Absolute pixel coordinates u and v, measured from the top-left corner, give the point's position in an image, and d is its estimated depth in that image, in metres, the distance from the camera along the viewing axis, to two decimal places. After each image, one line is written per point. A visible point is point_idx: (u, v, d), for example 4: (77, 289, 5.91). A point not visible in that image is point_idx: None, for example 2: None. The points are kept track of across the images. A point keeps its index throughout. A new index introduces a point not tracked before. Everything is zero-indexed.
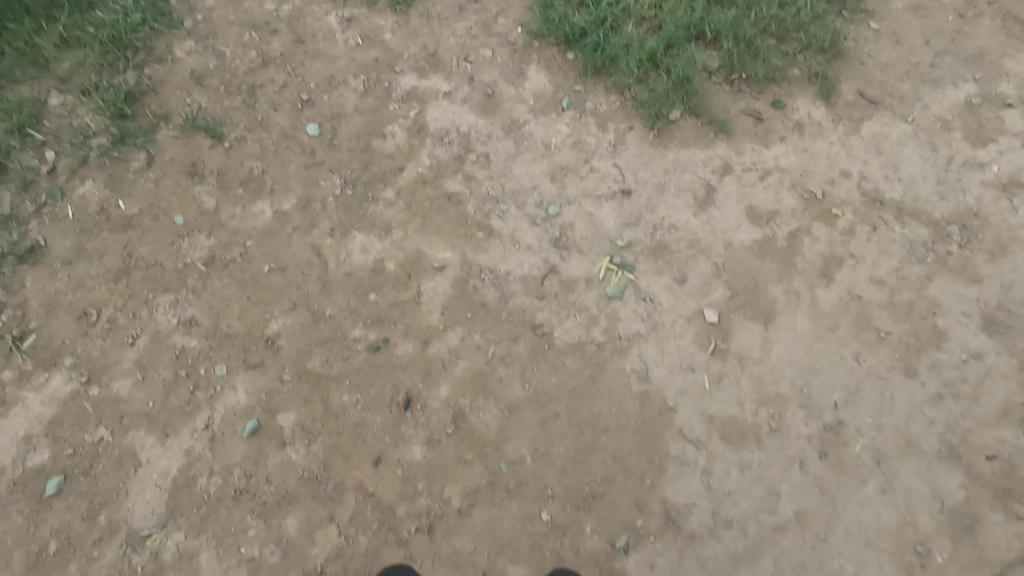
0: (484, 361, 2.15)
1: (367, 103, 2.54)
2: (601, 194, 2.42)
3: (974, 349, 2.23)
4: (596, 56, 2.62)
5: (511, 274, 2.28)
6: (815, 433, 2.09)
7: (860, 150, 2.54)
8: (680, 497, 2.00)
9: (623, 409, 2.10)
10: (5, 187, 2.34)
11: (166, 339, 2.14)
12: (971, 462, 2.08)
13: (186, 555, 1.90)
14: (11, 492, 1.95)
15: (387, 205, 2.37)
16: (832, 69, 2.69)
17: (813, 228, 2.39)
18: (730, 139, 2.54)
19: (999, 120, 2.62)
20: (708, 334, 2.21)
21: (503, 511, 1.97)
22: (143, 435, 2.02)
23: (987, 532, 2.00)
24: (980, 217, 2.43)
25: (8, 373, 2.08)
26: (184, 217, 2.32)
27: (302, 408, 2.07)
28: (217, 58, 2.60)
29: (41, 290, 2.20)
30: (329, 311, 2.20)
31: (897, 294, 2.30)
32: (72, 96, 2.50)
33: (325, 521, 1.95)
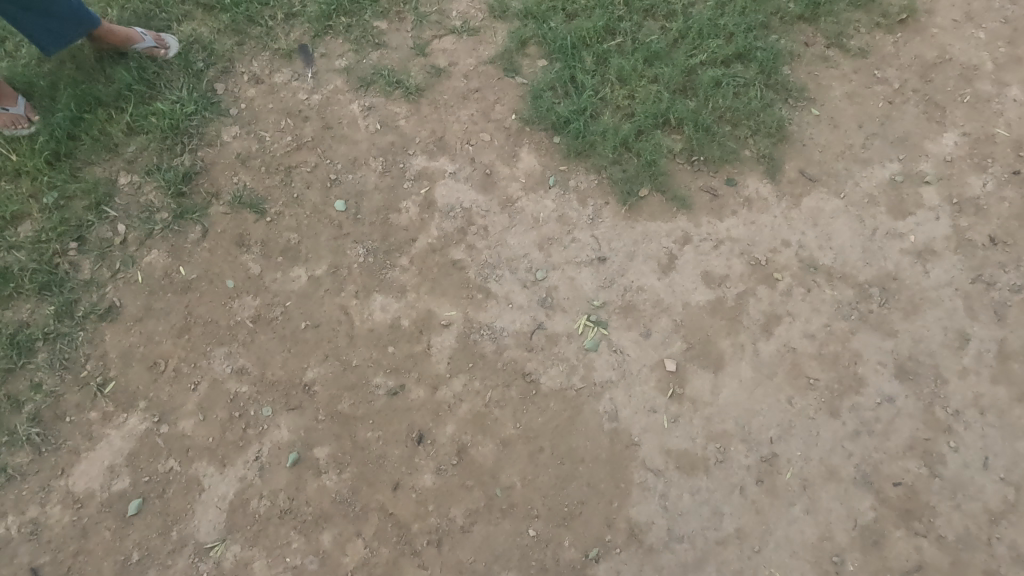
0: (482, 404, 2.62)
1: (385, 181, 3.02)
2: (581, 261, 2.90)
3: (887, 394, 2.70)
4: (578, 141, 3.11)
5: (505, 330, 2.75)
6: (754, 464, 2.56)
7: (799, 222, 3.02)
8: (642, 516, 2.47)
9: (596, 444, 2.57)
10: (85, 255, 2.81)
11: (221, 385, 2.61)
12: (880, 487, 2.55)
13: (243, 563, 2.36)
14: (100, 512, 2.41)
15: (403, 271, 2.84)
16: (778, 150, 3.18)
17: (757, 290, 2.87)
18: (690, 213, 3.02)
19: (918, 195, 3.10)
20: (667, 380, 2.68)
21: (498, 527, 2.43)
22: (205, 465, 2.48)
23: (890, 545, 2.46)
24: (898, 280, 2.91)
25: (94, 414, 2.54)
26: (234, 281, 2.79)
27: (334, 442, 2.54)
28: (258, 142, 3.09)
29: (118, 344, 2.66)
30: (355, 361, 2.67)
31: (825, 346, 2.77)
32: (138, 176, 2.97)
33: (354, 535, 2.41)
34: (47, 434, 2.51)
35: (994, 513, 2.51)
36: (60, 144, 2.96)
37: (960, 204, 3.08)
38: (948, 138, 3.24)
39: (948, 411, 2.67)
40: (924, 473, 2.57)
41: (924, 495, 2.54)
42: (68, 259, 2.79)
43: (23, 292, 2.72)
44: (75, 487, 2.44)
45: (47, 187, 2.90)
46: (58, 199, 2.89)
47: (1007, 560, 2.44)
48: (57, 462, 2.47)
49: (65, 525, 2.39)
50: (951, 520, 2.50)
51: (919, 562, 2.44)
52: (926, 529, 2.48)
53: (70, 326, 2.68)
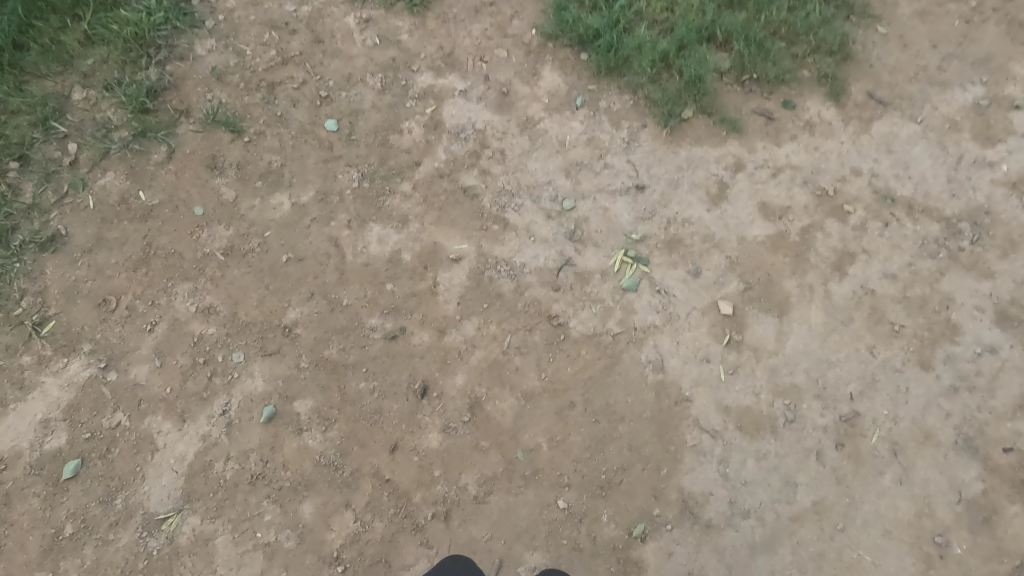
0: (500, 351, 2.16)
1: (385, 100, 2.58)
2: (615, 189, 2.45)
3: (988, 343, 2.23)
4: (610, 57, 2.66)
5: (526, 266, 2.29)
6: (831, 424, 2.09)
7: (870, 149, 2.57)
8: (696, 485, 2.00)
9: (639, 399, 2.10)
10: (28, 178, 2.37)
11: (184, 326, 2.16)
12: (988, 454, 2.08)
13: (202, 540, 1.89)
14: (28, 475, 1.95)
15: (404, 198, 2.39)
16: (842, 70, 2.74)
17: (825, 224, 2.42)
18: (742, 138, 2.57)
19: (1008, 121, 2.65)
20: (723, 325, 2.22)
21: (520, 499, 1.97)
22: (160, 421, 2.03)
23: (1005, 524, 1.99)
24: (991, 214, 2.46)
25: (27, 359, 2.09)
26: (204, 208, 2.35)
27: (319, 395, 2.08)
28: (237, 56, 2.65)
29: (61, 278, 2.22)
30: (346, 300, 2.21)
31: (910, 288, 2.31)
32: (95, 91, 2.54)
33: (341, 507, 1.94)
34: None
35: None
36: (4, 53, 2.53)
37: None
38: None
39: None
40: None
41: None
42: (6, 182, 2.35)
43: None
44: (1, 445, 1.98)
45: None
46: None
47: None
48: None
49: None
50: None
51: None
52: None
53: (4, 257, 2.23)
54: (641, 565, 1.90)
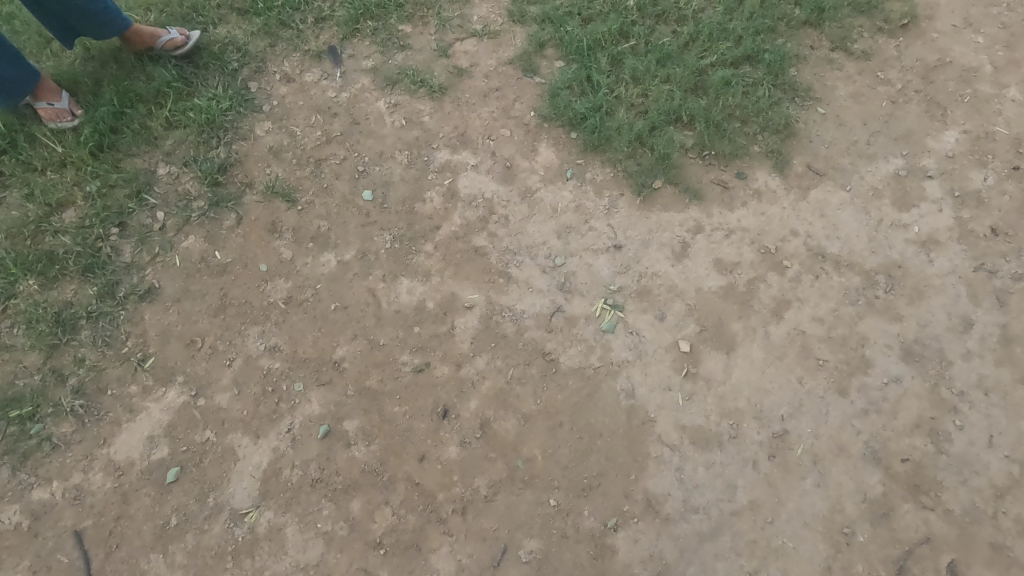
0: (504, 381, 2.73)
1: (410, 173, 3.17)
2: (598, 248, 3.03)
3: (894, 374, 2.80)
4: (594, 136, 3.25)
5: (525, 312, 2.87)
6: (766, 440, 2.66)
7: (807, 213, 3.15)
8: (658, 487, 2.56)
9: (614, 419, 2.67)
10: (126, 240, 2.96)
11: (255, 361, 2.73)
12: (889, 463, 2.64)
13: (276, 528, 2.46)
14: (140, 479, 2.52)
15: (427, 256, 2.97)
16: (786, 146, 3.32)
17: (767, 277, 2.99)
18: (702, 203, 3.15)
19: (922, 189, 3.23)
20: (682, 360, 2.79)
21: (520, 497, 2.53)
22: (240, 436, 2.60)
23: (898, 518, 2.55)
24: (903, 268, 3.03)
25: (134, 387, 2.67)
26: (267, 265, 2.93)
27: (362, 416, 2.65)
28: (290, 136, 3.24)
29: (157, 322, 2.80)
30: (383, 340, 2.79)
31: (834, 330, 2.88)
32: (176, 167, 3.13)
33: (382, 503, 2.51)
34: (90, 406, 2.63)
35: (1000, 488, 2.59)
36: (103, 137, 3.12)
37: (962, 197, 3.20)
38: (950, 135, 3.37)
39: (953, 391, 2.77)
40: (931, 450, 2.66)
41: (930, 471, 2.63)
42: (110, 243, 2.94)
43: (67, 273, 2.86)
44: (117, 455, 2.55)
45: (91, 177, 3.05)
46: (100, 187, 3.04)
47: (1013, 533, 2.51)
48: (100, 432, 2.59)
49: (107, 491, 2.50)
50: (957, 495, 2.58)
51: (927, 534, 2.52)
52: (934, 503, 2.57)
53: (112, 306, 2.81)
54: (614, 549, 2.46)
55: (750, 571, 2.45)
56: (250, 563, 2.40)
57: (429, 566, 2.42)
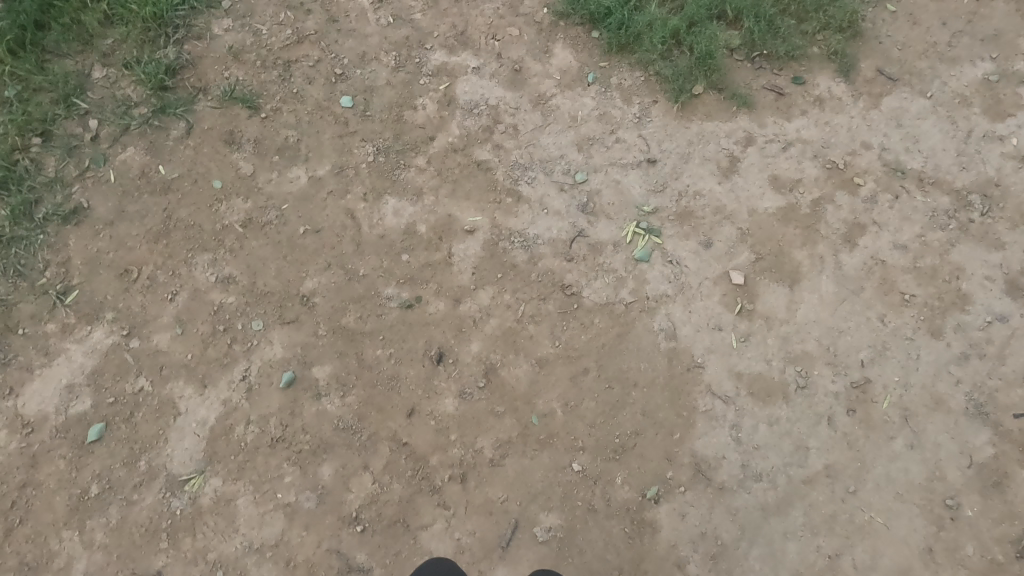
0: (514, 319, 2.19)
1: (398, 77, 2.62)
2: (627, 163, 2.48)
3: (999, 312, 2.25)
4: (621, 34, 2.69)
5: (540, 238, 2.32)
6: (843, 391, 2.12)
7: (880, 124, 2.59)
8: (709, 449, 2.02)
9: (651, 365, 2.13)
10: (50, 152, 2.42)
11: (204, 296, 2.20)
12: (999, 420, 2.09)
13: (224, 500, 1.93)
14: (54, 438, 1.99)
15: (419, 172, 2.43)
16: (852, 47, 2.76)
17: (835, 197, 2.44)
18: (752, 112, 2.60)
19: (1018, 96, 2.67)
20: (734, 295, 2.25)
21: (535, 462, 2.00)
22: (182, 386, 2.06)
23: (1015, 488, 2.01)
24: (1001, 187, 2.47)
25: (52, 326, 2.14)
26: (222, 182, 2.39)
27: (337, 361, 2.11)
28: (254, 35, 2.69)
29: (84, 249, 2.26)
30: (363, 271, 2.25)
31: (920, 259, 2.33)
32: (115, 69, 2.58)
33: (360, 469, 1.98)
34: None
35: None
36: (26, 32, 2.58)
37: None
38: None
39: None
40: None
41: None
42: (29, 156, 2.40)
43: None
44: (26, 409, 2.03)
45: (9, 78, 2.51)
46: (21, 91, 2.49)
47: None
48: (6, 380, 2.06)
49: (12, 452, 1.97)
50: None
51: None
52: None
53: (28, 229, 2.28)
54: (655, 526, 1.93)
55: (830, 554, 1.91)
56: (189, 543, 1.88)
57: (419, 547, 1.89)
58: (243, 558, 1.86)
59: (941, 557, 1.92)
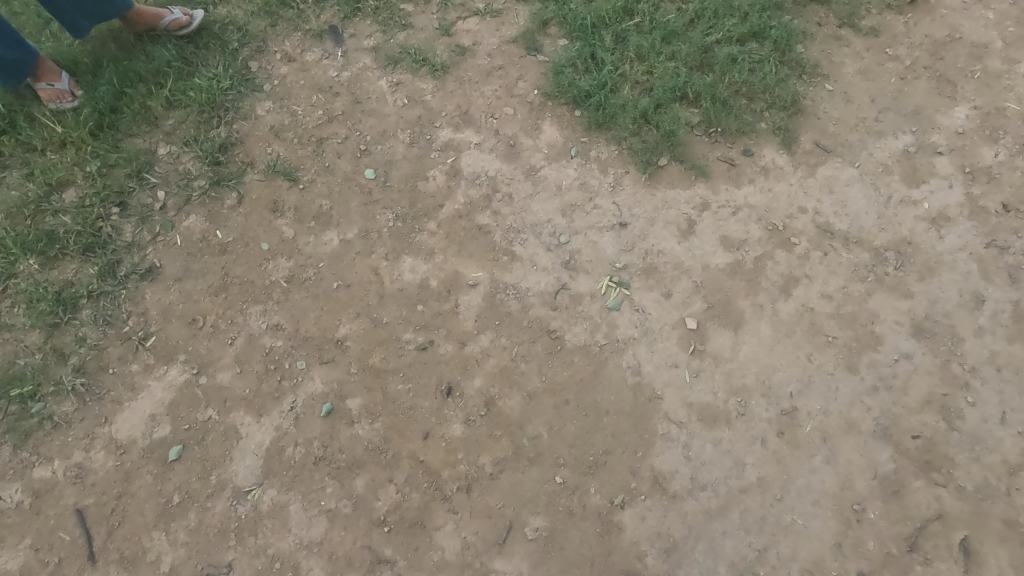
0: (509, 359, 2.70)
1: (412, 152, 3.13)
2: (603, 226, 2.99)
3: (905, 351, 2.76)
4: (599, 113, 3.21)
5: (530, 290, 2.83)
6: (774, 417, 2.62)
7: (815, 190, 3.10)
8: (665, 465, 2.53)
9: (620, 396, 2.64)
10: (127, 219, 2.93)
11: (257, 340, 2.71)
12: (899, 440, 2.60)
13: (279, 506, 2.43)
14: (142, 457, 2.50)
15: (430, 234, 2.94)
16: (794, 123, 3.27)
17: (775, 254, 2.95)
18: (708, 181, 3.11)
19: (931, 165, 3.18)
20: (689, 338, 2.76)
21: (526, 475, 2.50)
22: (242, 415, 2.57)
23: (910, 495, 2.51)
24: (913, 244, 2.99)
25: (136, 366, 2.64)
26: (269, 244, 2.90)
27: (366, 394, 2.62)
28: (291, 115, 3.21)
29: (158, 301, 2.77)
30: (386, 319, 2.76)
31: (843, 307, 2.84)
32: (177, 146, 3.10)
33: (386, 481, 2.48)
34: (92, 385, 2.61)
35: (1013, 465, 2.55)
36: (103, 116, 3.10)
37: (972, 173, 3.15)
38: (960, 111, 3.32)
39: (965, 368, 2.72)
40: (943, 427, 2.62)
41: (942, 448, 2.59)
42: (110, 223, 2.91)
43: (68, 253, 2.84)
44: (119, 434, 2.53)
45: (91, 156, 3.03)
46: (101, 167, 3.01)
47: None
48: (101, 410, 2.57)
49: (109, 469, 2.48)
50: (969, 472, 2.55)
51: (939, 511, 2.48)
52: (946, 480, 2.53)
53: (112, 285, 2.79)
54: (621, 526, 2.43)
55: (759, 548, 2.41)
56: (253, 541, 2.38)
57: (434, 543, 2.39)
58: (296, 552, 2.37)
59: (848, 550, 2.42)
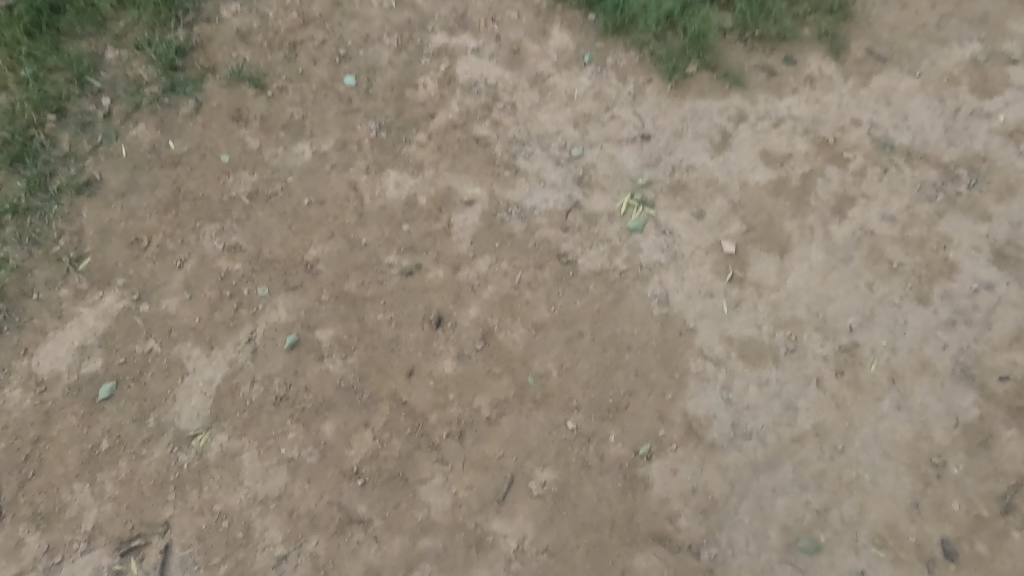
0: (511, 286, 2.26)
1: (400, 58, 2.70)
2: (622, 138, 2.55)
3: (985, 280, 2.30)
4: (616, 16, 2.76)
5: (536, 209, 2.39)
6: (831, 354, 2.17)
7: (869, 102, 2.66)
8: (700, 410, 2.08)
9: (644, 329, 2.19)
10: (64, 128, 2.51)
11: (211, 263, 2.27)
12: (985, 382, 2.14)
13: (230, 455, 1.99)
14: (66, 396, 2.06)
15: (419, 147, 2.51)
16: (843, 29, 2.83)
17: (825, 171, 2.50)
18: (744, 91, 2.67)
19: (1005, 75, 2.73)
20: (725, 264, 2.31)
21: (531, 420, 2.06)
22: (190, 347, 2.14)
23: (1001, 447, 2.05)
24: (988, 161, 2.53)
25: (65, 291, 2.21)
26: (230, 156, 2.47)
27: (339, 324, 2.18)
28: (261, 18, 2.78)
29: (96, 219, 2.34)
30: (365, 240, 2.32)
31: (908, 230, 2.39)
32: (127, 50, 2.67)
33: (361, 426, 2.04)
34: (12, 312, 2.18)
35: None
36: (42, 15, 2.68)
37: None
38: None
39: None
40: None
41: None
42: (45, 132, 2.48)
43: None
44: (40, 368, 2.10)
45: (26, 59, 2.61)
46: (37, 71, 2.59)
47: None
48: (21, 341, 2.14)
49: (26, 409, 2.04)
50: None
51: None
52: None
53: (43, 200, 2.36)
54: (647, 481, 1.98)
55: (818, 509, 1.96)
56: (196, 495, 1.94)
57: (418, 500, 1.95)
58: (248, 510, 1.93)
59: (927, 512, 1.96)
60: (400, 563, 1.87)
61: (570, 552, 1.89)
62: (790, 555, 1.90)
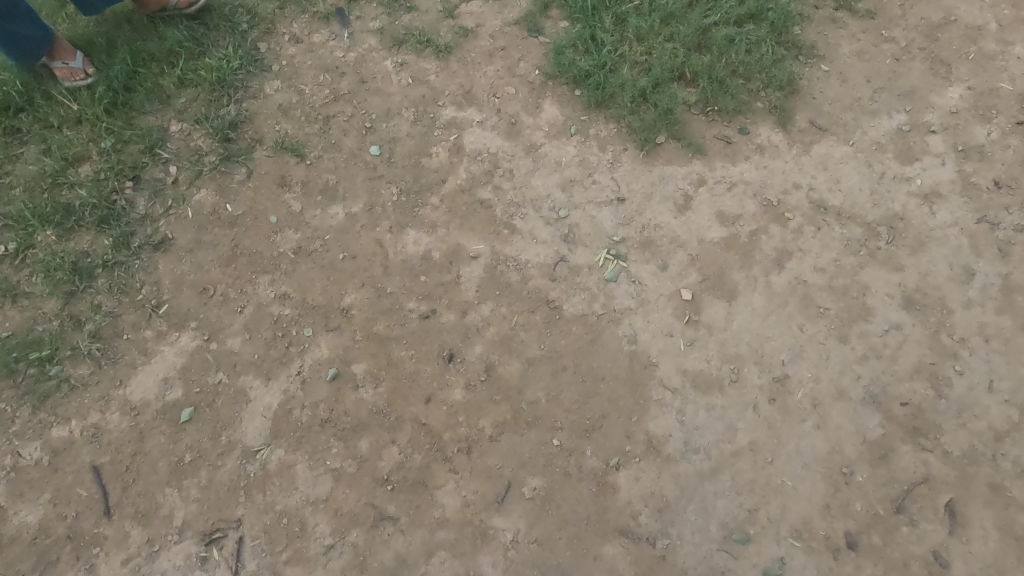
0: (509, 327, 2.78)
1: (416, 129, 3.22)
2: (601, 200, 3.07)
3: (895, 322, 2.83)
4: (598, 92, 3.28)
5: (530, 262, 2.92)
6: (766, 383, 2.70)
7: (809, 167, 3.17)
8: (659, 429, 2.61)
9: (616, 364, 2.72)
10: (140, 193, 3.03)
11: (265, 308, 2.80)
12: (889, 407, 2.67)
13: (287, 466, 2.53)
14: (155, 418, 2.59)
15: (433, 208, 3.03)
16: (790, 102, 3.34)
17: (769, 228, 3.02)
18: (704, 158, 3.18)
19: (925, 143, 3.24)
20: (683, 308, 2.83)
21: (524, 437, 2.59)
22: (251, 378, 2.67)
23: (898, 459, 2.58)
24: (905, 220, 3.05)
25: (149, 332, 2.74)
26: (277, 217, 2.99)
27: (370, 359, 2.71)
28: (298, 94, 3.30)
29: (170, 271, 2.87)
30: (390, 288, 2.85)
31: (835, 279, 2.91)
32: (188, 124, 3.20)
33: (389, 443, 2.57)
34: (107, 349, 2.71)
35: (1000, 432, 2.61)
36: (117, 94, 3.20)
37: (965, 151, 3.21)
38: (953, 91, 3.38)
39: (954, 338, 2.79)
40: (931, 394, 2.69)
41: (930, 414, 2.66)
42: (124, 197, 3.01)
43: (83, 225, 2.94)
44: (133, 396, 2.63)
45: (105, 133, 3.13)
46: (115, 143, 3.11)
47: (1011, 474, 2.54)
48: (116, 374, 2.67)
49: (124, 429, 2.58)
50: (957, 437, 2.61)
51: (926, 474, 2.55)
52: (933, 446, 2.60)
53: (126, 256, 2.89)
54: (616, 487, 2.51)
55: (750, 509, 2.49)
56: (262, 497, 2.48)
57: (435, 501, 2.48)
58: (303, 509, 2.46)
59: (836, 511, 2.49)
60: (422, 550, 2.41)
61: (554, 541, 2.43)
62: (726, 544, 2.43)
